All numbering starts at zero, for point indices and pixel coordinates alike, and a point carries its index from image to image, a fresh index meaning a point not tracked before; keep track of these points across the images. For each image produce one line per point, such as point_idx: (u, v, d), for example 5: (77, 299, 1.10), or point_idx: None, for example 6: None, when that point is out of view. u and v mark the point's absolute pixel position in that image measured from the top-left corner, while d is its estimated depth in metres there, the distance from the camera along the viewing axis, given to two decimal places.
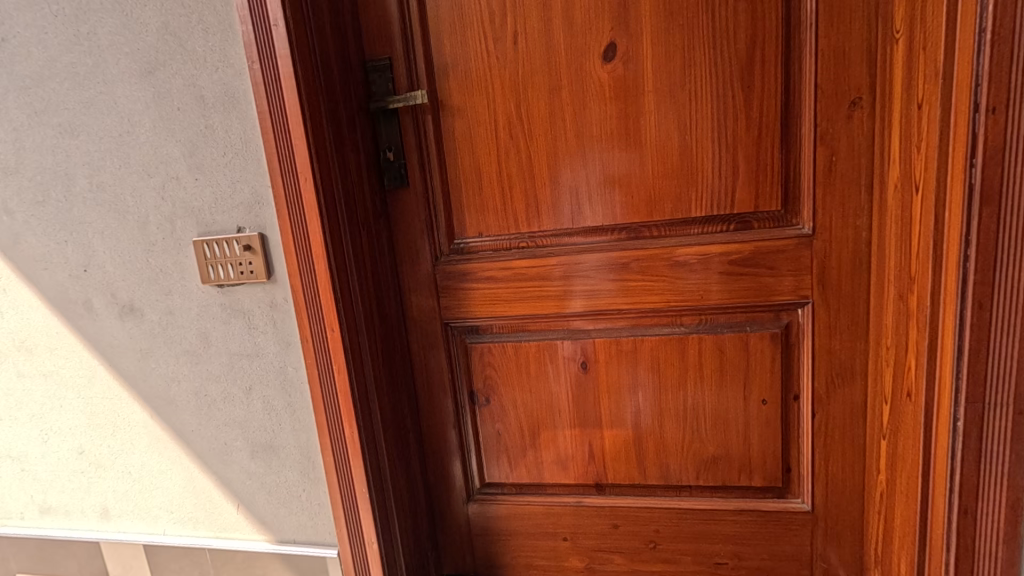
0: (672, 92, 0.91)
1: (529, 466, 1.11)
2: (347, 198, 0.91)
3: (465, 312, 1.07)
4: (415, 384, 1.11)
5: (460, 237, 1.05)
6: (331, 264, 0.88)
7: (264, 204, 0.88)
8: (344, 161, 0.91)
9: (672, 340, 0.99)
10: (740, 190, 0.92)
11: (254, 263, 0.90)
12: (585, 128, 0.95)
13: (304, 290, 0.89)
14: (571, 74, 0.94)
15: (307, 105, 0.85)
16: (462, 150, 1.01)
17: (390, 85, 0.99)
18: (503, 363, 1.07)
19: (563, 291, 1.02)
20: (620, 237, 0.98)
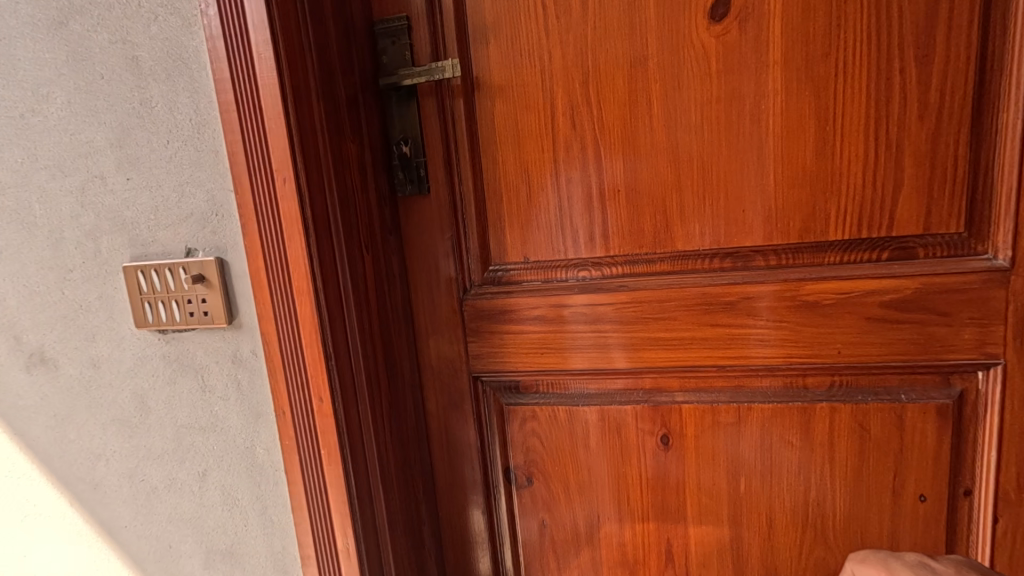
0: (810, 63, 0.64)
1: (583, 568, 0.83)
2: (346, 209, 0.64)
3: (503, 363, 0.79)
4: (433, 455, 0.84)
5: (498, 263, 0.78)
6: (319, 305, 0.60)
7: (224, 217, 0.61)
8: (343, 157, 0.63)
9: (792, 410, 0.72)
10: (904, 204, 0.65)
11: (209, 301, 0.62)
12: (679, 116, 0.68)
13: (280, 341, 0.61)
14: (662, 40, 0.67)
15: (288, 71, 0.57)
16: (504, 145, 0.74)
17: (407, 55, 0.72)
18: (552, 433, 0.80)
19: (639, 339, 0.74)
20: (722, 267, 0.71)
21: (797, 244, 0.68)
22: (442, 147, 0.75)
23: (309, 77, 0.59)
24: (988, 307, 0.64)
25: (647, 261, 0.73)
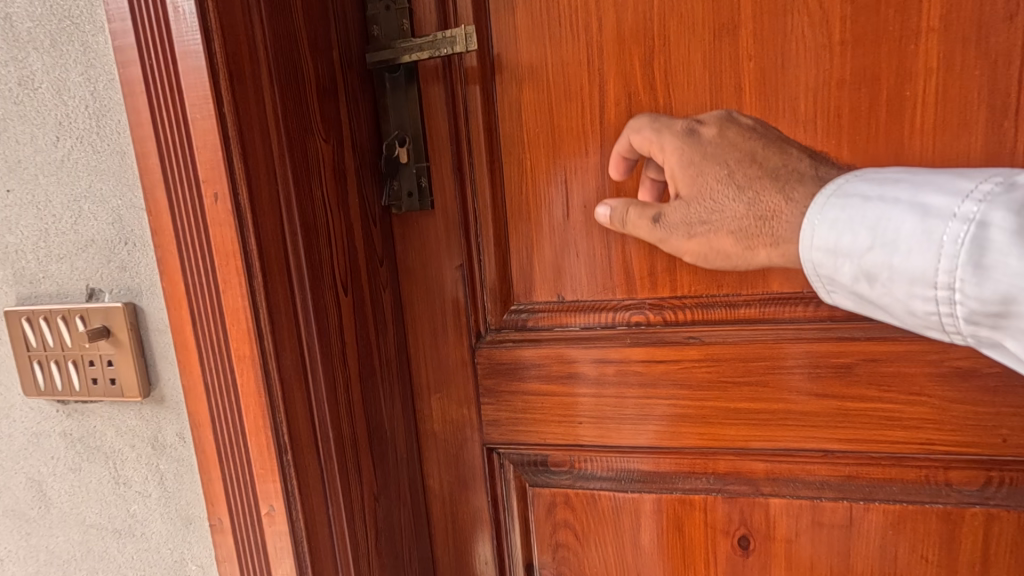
0: (985, 31, 0.44)
1: None
2: (313, 237, 0.45)
3: (527, 434, 0.60)
4: (434, 546, 0.65)
5: (522, 302, 0.59)
6: (268, 377, 0.41)
7: (136, 246, 0.43)
8: (310, 164, 0.45)
9: (931, 517, 0.51)
10: None
11: (116, 365, 0.44)
12: (783, 106, 0.49)
13: (213, 425, 0.43)
14: (762, 1, 0.48)
15: (226, 34, 0.38)
16: (534, 147, 0.55)
17: (406, 23, 0.53)
18: (591, 527, 0.60)
19: (714, 410, 0.55)
20: (835, 318, 0.51)
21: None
22: (451, 150, 0.56)
23: (260, 47, 0.40)
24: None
25: (727, 307, 0.53)
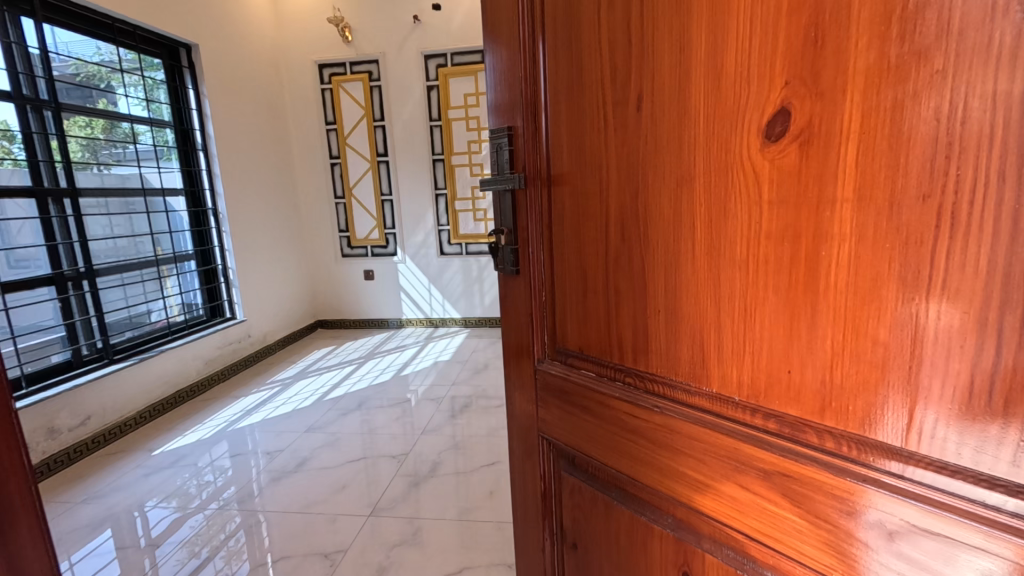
0: (898, 208, 0.42)
1: (585, 554, 0.86)
2: None
3: (553, 382, 0.85)
4: (515, 443, 0.98)
5: (555, 306, 0.83)
6: None
7: None
8: None
9: (759, 480, 0.57)
10: (956, 322, 0.40)
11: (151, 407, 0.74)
12: (746, 252, 0.54)
13: None
14: (710, 127, 0.55)
15: None
16: (568, 208, 0.75)
17: (508, 157, 0.85)
18: (586, 446, 0.81)
19: (665, 406, 0.66)
20: (831, 453, 0.50)
21: (859, 436, 0.48)
22: (526, 214, 0.84)
23: None
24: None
25: (703, 409, 0.62)
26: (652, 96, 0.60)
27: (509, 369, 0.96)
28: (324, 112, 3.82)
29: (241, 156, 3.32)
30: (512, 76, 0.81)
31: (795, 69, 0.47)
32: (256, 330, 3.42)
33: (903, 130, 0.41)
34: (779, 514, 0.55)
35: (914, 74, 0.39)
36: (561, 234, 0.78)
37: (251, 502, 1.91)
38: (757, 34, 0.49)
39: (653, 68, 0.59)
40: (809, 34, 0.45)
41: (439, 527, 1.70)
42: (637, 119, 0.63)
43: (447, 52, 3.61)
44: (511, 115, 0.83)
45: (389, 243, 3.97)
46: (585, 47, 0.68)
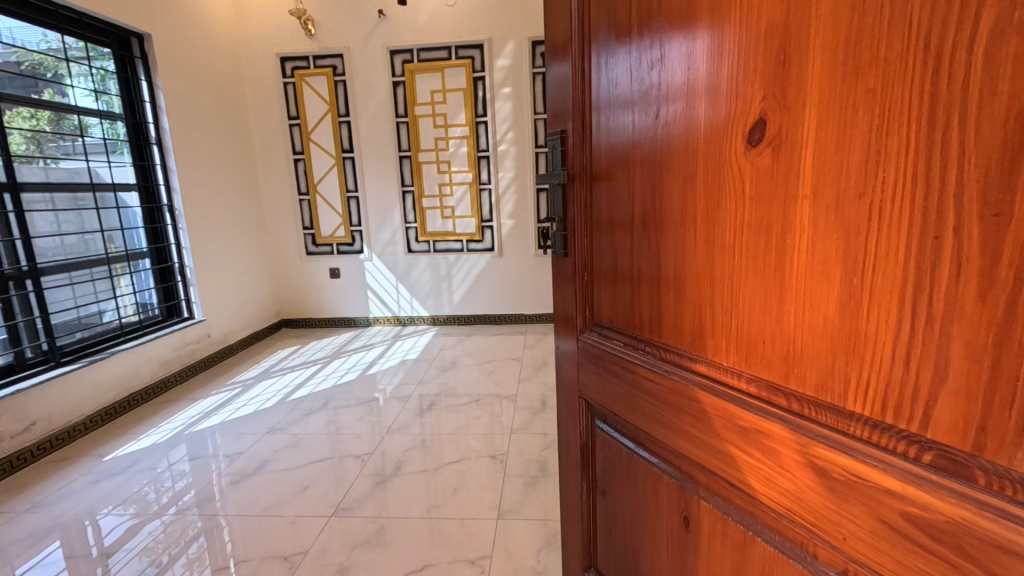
0: (841, 204, 0.51)
1: (612, 497, 1.01)
2: None
3: (590, 351, 0.99)
4: (562, 402, 1.14)
5: (593, 286, 0.97)
6: None
7: None
8: None
9: (732, 434, 0.68)
10: (882, 305, 0.49)
11: None
12: (734, 241, 0.65)
13: None
14: (709, 133, 0.66)
15: None
16: (605, 201, 0.89)
17: (560, 156, 1.00)
18: (612, 407, 0.94)
19: (670, 371, 0.78)
20: (790, 411, 0.60)
21: (813, 398, 0.57)
22: (572, 205, 0.99)
23: None
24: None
25: (702, 374, 0.73)
26: (664, 107, 0.72)
27: (561, 337, 1.11)
28: (286, 107, 3.74)
29: (199, 151, 3.22)
30: (563, 86, 0.95)
31: (771, 88, 0.57)
32: (216, 330, 3.33)
33: (844, 142, 0.50)
34: (754, 465, 0.66)
35: (852, 96, 0.49)
36: (599, 224, 0.92)
37: (210, 506, 1.86)
38: (744, 57, 0.60)
39: (665, 83, 0.71)
40: (779, 61, 0.55)
41: (403, 525, 1.69)
42: (654, 126, 0.75)
43: (412, 48, 3.58)
44: (563, 120, 0.98)
45: (355, 241, 3.91)
46: (619, 64, 0.80)
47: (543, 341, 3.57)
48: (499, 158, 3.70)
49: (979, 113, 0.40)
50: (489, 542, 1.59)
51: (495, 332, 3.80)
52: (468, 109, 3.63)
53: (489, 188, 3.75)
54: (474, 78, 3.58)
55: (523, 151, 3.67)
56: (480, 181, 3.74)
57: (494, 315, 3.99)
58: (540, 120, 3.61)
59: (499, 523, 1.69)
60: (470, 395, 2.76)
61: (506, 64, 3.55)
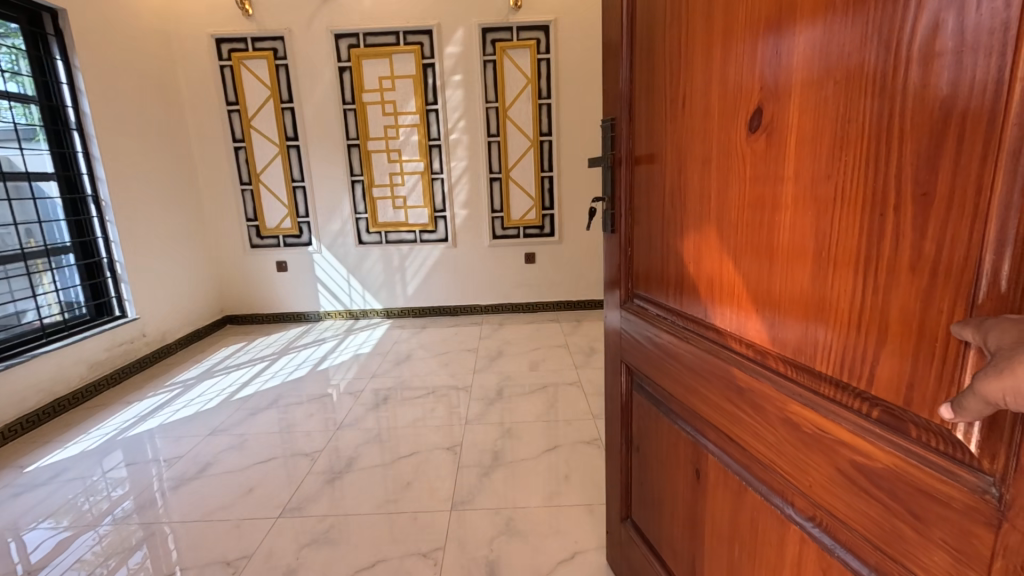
0: (817, 184, 0.61)
1: (645, 452, 1.14)
2: None
3: (630, 319, 1.12)
4: (608, 369, 1.28)
5: (634, 261, 1.10)
6: None
7: None
8: None
9: (733, 392, 0.79)
10: (842, 275, 0.58)
11: None
12: (737, 219, 0.75)
13: None
14: (721, 121, 0.76)
15: None
16: (644, 185, 1.01)
17: (611, 141, 1.12)
18: (646, 371, 1.07)
19: (688, 335, 0.90)
20: (773, 369, 0.70)
21: (793, 359, 0.67)
22: (617, 188, 1.12)
23: None
24: (967, 543, 0.46)
25: (712, 336, 0.84)
26: (690, 98, 0.83)
27: (608, 309, 1.25)
28: (224, 91, 3.55)
29: (125, 138, 3.01)
30: (616, 79, 1.07)
31: (766, 84, 0.67)
32: (152, 328, 3.15)
33: (819, 133, 0.59)
34: (748, 420, 0.76)
35: (825, 93, 0.58)
36: (639, 204, 1.04)
37: (150, 513, 1.76)
38: (749, 55, 0.69)
39: (691, 77, 0.82)
40: (773, 62, 0.65)
41: (353, 522, 1.66)
42: (683, 115, 0.86)
43: (359, 32, 3.46)
44: (614, 109, 1.10)
45: (303, 232, 3.78)
46: (658, 59, 0.92)
47: (498, 331, 3.57)
48: (451, 147, 3.65)
49: (913, 105, 0.48)
50: (442, 534, 1.59)
51: (450, 324, 3.77)
52: (418, 96, 3.55)
53: (441, 177, 3.69)
54: (424, 64, 3.51)
55: (475, 140, 3.64)
56: (433, 171, 3.68)
57: (450, 306, 3.96)
58: (492, 109, 3.58)
59: (452, 513, 1.68)
60: (425, 387, 2.73)
61: (456, 51, 3.49)
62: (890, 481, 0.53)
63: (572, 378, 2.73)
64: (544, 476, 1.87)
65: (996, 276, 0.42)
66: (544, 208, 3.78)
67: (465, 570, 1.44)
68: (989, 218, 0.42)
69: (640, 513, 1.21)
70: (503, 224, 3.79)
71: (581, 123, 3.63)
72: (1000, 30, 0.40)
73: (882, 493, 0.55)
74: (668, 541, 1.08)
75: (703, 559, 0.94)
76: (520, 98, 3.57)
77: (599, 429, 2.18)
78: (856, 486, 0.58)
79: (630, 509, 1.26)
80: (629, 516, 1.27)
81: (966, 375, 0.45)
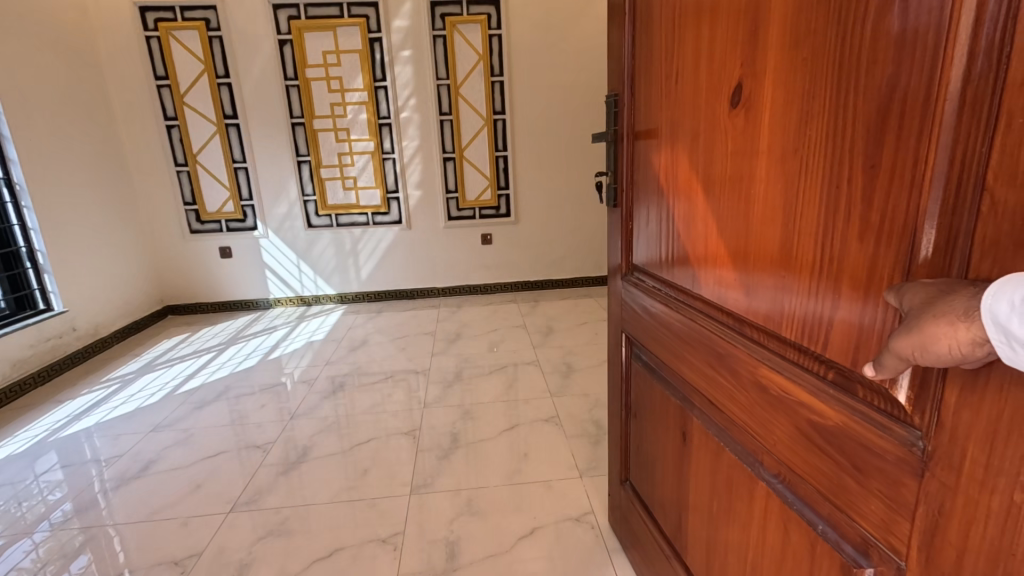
0: (785, 158, 0.61)
1: (642, 419, 1.16)
2: None
3: (630, 291, 1.12)
4: (610, 339, 1.29)
5: (635, 236, 1.09)
6: None
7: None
8: None
9: (713, 359, 0.81)
10: (806, 244, 0.59)
11: None
12: (720, 192, 0.76)
13: None
14: (707, 94, 0.76)
15: None
16: (643, 159, 1.01)
17: (613, 115, 1.11)
18: (644, 341, 1.08)
19: (677, 305, 0.91)
20: (749, 335, 0.72)
21: (763, 326, 0.69)
22: (619, 163, 1.11)
23: None
24: (898, 492, 0.49)
25: (699, 305, 0.85)
26: (681, 73, 0.83)
27: (613, 283, 1.24)
28: (152, 65, 3.30)
29: (40, 116, 2.76)
30: (619, 54, 1.05)
31: (744, 59, 0.67)
32: (82, 322, 2.94)
33: (787, 108, 0.60)
34: (725, 385, 0.79)
35: (794, 68, 0.58)
36: (639, 178, 1.04)
37: (91, 516, 1.67)
38: (732, 30, 0.69)
39: (683, 51, 0.82)
40: (752, 37, 0.65)
41: (309, 512, 1.63)
42: (676, 90, 0.85)
43: (298, 3, 3.28)
44: (618, 84, 1.08)
45: (247, 216, 3.60)
46: (658, 33, 0.90)
47: (456, 313, 3.54)
48: (402, 125, 3.54)
49: (865, 81, 0.49)
50: (402, 519, 1.58)
51: (407, 307, 3.71)
52: (366, 72, 3.41)
53: (393, 157, 3.59)
54: (371, 39, 3.36)
55: (427, 119, 3.54)
56: (384, 150, 3.57)
57: (406, 290, 3.89)
58: (444, 86, 3.49)
59: (412, 498, 1.67)
60: (383, 371, 2.70)
61: (404, 25, 3.36)
62: (843, 440, 0.56)
63: (530, 357, 2.76)
64: (503, 456, 1.88)
65: (929, 243, 0.44)
66: (499, 188, 3.74)
67: (425, 553, 1.44)
68: (924, 189, 0.44)
69: (636, 476, 1.24)
70: (458, 205, 3.74)
71: (534, 102, 3.60)
72: (936, 10, 0.41)
73: (834, 451, 0.57)
74: (658, 501, 1.11)
75: (688, 519, 0.98)
76: (471, 76, 3.49)
77: (557, 407, 2.22)
78: (813, 444, 0.61)
79: (626, 472, 1.29)
80: (625, 480, 1.30)
81: (890, 335, 0.48)
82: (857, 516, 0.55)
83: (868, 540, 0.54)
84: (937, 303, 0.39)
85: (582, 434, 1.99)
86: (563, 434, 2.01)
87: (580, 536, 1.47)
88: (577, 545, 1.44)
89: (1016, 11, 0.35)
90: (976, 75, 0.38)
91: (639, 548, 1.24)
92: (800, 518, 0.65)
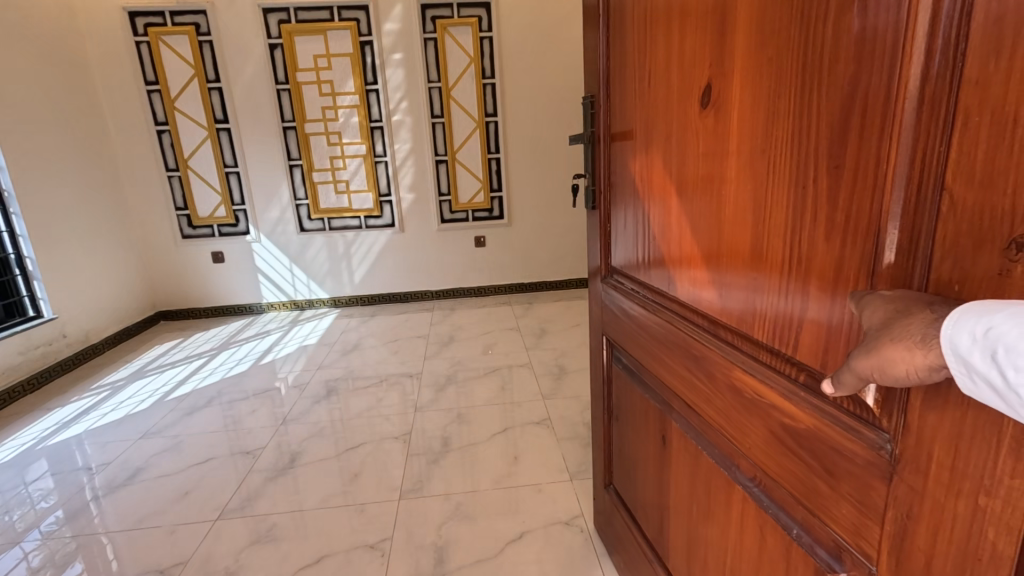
0: (754, 159, 0.61)
1: (624, 422, 1.15)
2: None
3: (610, 294, 1.11)
4: (591, 341, 1.27)
5: (613, 238, 1.08)
6: None
7: None
8: None
9: (690, 361, 0.80)
10: (775, 244, 0.59)
11: None
12: (693, 193, 0.75)
13: None
14: (679, 95, 0.76)
15: None
16: (620, 161, 1.00)
17: (590, 116, 1.10)
18: (624, 343, 1.07)
19: (655, 306, 0.91)
20: (724, 337, 0.71)
21: (736, 328, 0.68)
22: (597, 165, 1.10)
23: None
24: (868, 496, 0.49)
25: (675, 307, 0.84)
26: (654, 75, 0.82)
27: (592, 285, 1.23)
28: (142, 70, 3.29)
29: (28, 122, 2.74)
30: (594, 55, 1.05)
31: (713, 60, 0.66)
32: (73, 328, 2.93)
33: (756, 109, 0.59)
34: (702, 387, 0.78)
35: (760, 68, 0.58)
36: (616, 180, 1.03)
37: (78, 524, 1.65)
38: (701, 31, 0.68)
39: (655, 52, 0.81)
40: (720, 39, 0.65)
41: (297, 518, 1.62)
42: (650, 91, 0.85)
43: (288, 7, 3.27)
44: (594, 84, 1.07)
45: (239, 221, 3.58)
46: (631, 35, 0.89)
47: (449, 316, 3.54)
48: (394, 129, 3.54)
49: (828, 80, 0.49)
50: (390, 524, 1.57)
51: (401, 311, 3.71)
52: (357, 76, 3.41)
53: (385, 161, 3.58)
54: (361, 42, 3.36)
55: (418, 122, 3.54)
56: (376, 154, 3.56)
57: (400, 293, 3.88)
58: (435, 89, 3.48)
59: (401, 503, 1.66)
60: (375, 375, 2.69)
61: (394, 28, 3.36)
62: (815, 443, 0.55)
63: (523, 360, 2.76)
64: (494, 459, 1.88)
65: (892, 245, 0.43)
66: (492, 190, 3.74)
67: (413, 559, 1.43)
68: (885, 187, 0.43)
69: (619, 478, 1.23)
70: (450, 208, 3.73)
71: (526, 104, 3.60)
72: (895, 10, 0.40)
73: (806, 454, 0.57)
74: (640, 503, 1.11)
75: (669, 522, 0.97)
76: (462, 78, 3.49)
77: (549, 410, 2.21)
78: (787, 448, 0.60)
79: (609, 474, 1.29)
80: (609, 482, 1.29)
81: (855, 341, 0.48)
82: (829, 519, 0.55)
83: (840, 544, 0.54)
84: (895, 323, 0.38)
85: (573, 436, 1.99)
86: (554, 436, 2.00)
87: (567, 540, 1.46)
88: (564, 548, 1.44)
89: (971, 9, 0.35)
90: (934, 74, 0.38)
91: (623, 549, 1.23)
92: (775, 521, 0.65)
